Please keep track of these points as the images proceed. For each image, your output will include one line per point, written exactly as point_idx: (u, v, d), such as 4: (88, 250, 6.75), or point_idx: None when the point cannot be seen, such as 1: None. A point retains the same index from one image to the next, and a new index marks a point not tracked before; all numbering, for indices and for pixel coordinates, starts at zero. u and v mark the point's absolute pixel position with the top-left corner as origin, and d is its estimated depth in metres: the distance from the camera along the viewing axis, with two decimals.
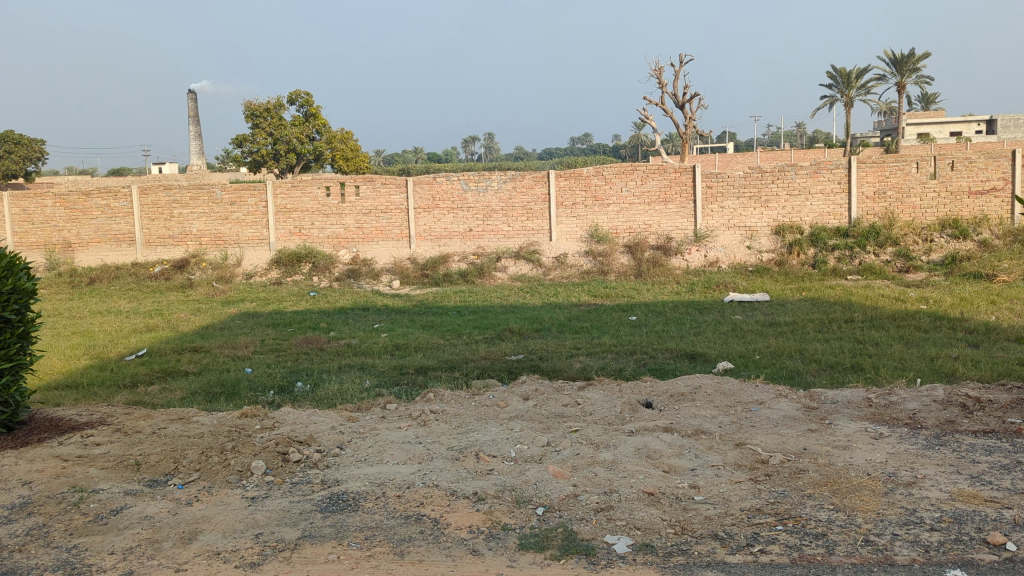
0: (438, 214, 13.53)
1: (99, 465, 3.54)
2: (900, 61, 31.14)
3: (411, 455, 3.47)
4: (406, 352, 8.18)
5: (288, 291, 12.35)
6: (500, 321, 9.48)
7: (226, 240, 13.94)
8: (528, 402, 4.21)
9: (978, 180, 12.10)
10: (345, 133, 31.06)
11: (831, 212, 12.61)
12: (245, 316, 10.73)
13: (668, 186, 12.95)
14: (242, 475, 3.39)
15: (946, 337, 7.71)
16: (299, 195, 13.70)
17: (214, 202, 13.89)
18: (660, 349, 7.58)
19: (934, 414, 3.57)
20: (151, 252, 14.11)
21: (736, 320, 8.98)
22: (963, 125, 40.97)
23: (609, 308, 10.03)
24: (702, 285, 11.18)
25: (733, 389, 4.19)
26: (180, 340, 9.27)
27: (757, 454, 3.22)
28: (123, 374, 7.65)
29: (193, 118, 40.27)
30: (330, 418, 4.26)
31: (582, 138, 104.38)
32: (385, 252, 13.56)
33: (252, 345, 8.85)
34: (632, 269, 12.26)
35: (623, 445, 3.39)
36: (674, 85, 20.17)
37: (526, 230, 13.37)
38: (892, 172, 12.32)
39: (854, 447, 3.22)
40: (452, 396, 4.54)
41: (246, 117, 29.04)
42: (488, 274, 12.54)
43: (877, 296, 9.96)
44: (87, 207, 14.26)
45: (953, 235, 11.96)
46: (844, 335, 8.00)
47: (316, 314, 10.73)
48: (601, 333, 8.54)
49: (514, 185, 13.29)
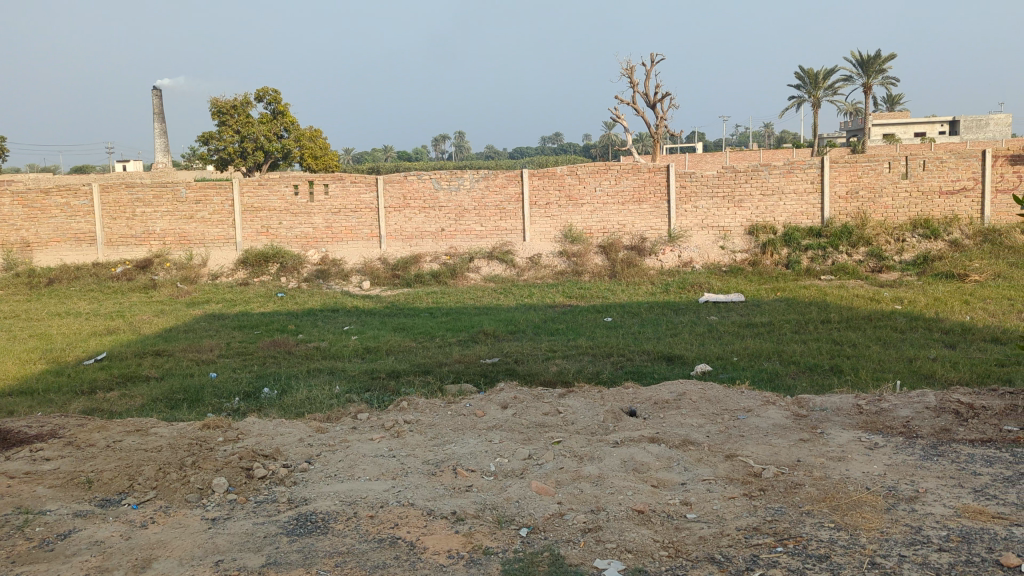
0: (409, 213, 13.29)
1: (48, 483, 3.30)
2: (867, 62, 31.43)
3: (384, 469, 3.28)
4: (378, 355, 7.97)
5: (255, 292, 12.05)
6: (473, 323, 9.28)
7: (190, 240, 13.59)
8: (506, 411, 4.02)
9: (948, 180, 12.13)
10: (314, 131, 30.64)
11: (804, 212, 12.58)
12: (210, 318, 10.42)
13: (642, 186, 12.84)
14: (203, 493, 3.17)
15: (923, 338, 7.66)
16: (266, 194, 13.38)
17: (179, 201, 13.53)
18: (637, 351, 7.44)
19: (929, 422, 3.44)
20: (113, 252, 13.72)
21: (713, 321, 8.89)
22: (928, 125, 41.51)
23: (584, 309, 9.88)
24: (676, 286, 11.09)
25: (719, 396, 4.04)
26: (143, 344, 8.96)
27: (749, 467, 3.07)
28: (81, 379, 7.34)
29: (158, 115, 39.61)
30: (298, 428, 4.04)
31: (554, 137, 104.45)
32: (354, 252, 13.29)
33: (217, 348, 8.57)
34: (606, 270, 12.14)
35: (608, 457, 3.22)
36: (644, 85, 20.13)
37: (499, 230, 13.18)
38: (864, 172, 12.31)
39: (850, 458, 3.08)
40: (426, 404, 4.34)
41: (213, 114, 28.52)
42: (460, 274, 12.34)
43: (852, 296, 9.93)
44: (46, 205, 13.81)
45: (924, 234, 11.99)
46: (822, 336, 7.93)
47: (284, 315, 10.45)
48: (576, 335, 8.38)
49: (486, 184, 13.10)
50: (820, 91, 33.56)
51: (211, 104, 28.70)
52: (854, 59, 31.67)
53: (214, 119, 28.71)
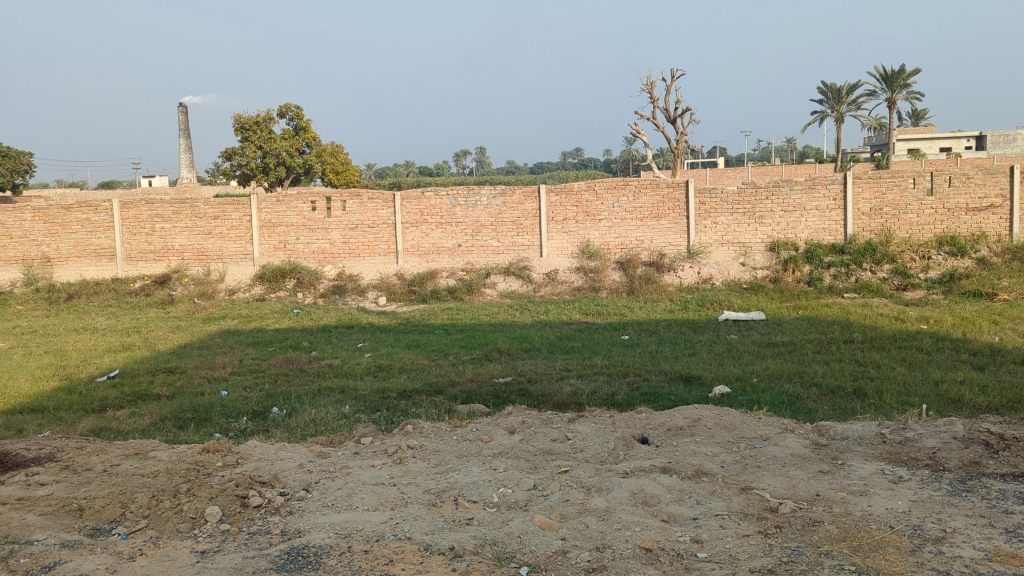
0: (426, 229, 13.22)
1: (39, 510, 3.20)
2: (891, 77, 31.11)
3: (383, 499, 3.15)
4: (390, 374, 7.86)
5: (271, 308, 12.02)
6: (488, 341, 9.16)
7: (208, 255, 13.60)
8: (513, 437, 3.89)
9: (976, 197, 11.88)
10: (335, 146, 30.78)
11: (827, 228, 12.36)
12: (225, 334, 10.37)
13: (661, 202, 12.69)
14: (195, 523, 3.06)
15: (950, 360, 7.45)
16: (283, 209, 13.37)
17: (197, 216, 13.56)
18: (655, 371, 7.28)
19: (956, 454, 3.26)
20: (132, 268, 13.76)
21: (732, 340, 8.70)
22: (953, 140, 40.99)
23: (601, 327, 9.73)
24: (695, 303, 10.90)
25: (735, 423, 3.88)
26: (157, 360, 8.92)
27: (765, 501, 2.91)
28: (92, 397, 7.28)
29: (183, 131, 40.03)
30: (299, 453, 3.93)
31: (574, 153, 104.46)
32: (371, 268, 13.24)
33: (229, 365, 8.50)
34: (624, 286, 11.98)
35: (616, 488, 3.07)
36: (665, 100, 20.00)
37: (516, 246, 13.07)
38: (889, 188, 12.09)
39: (872, 493, 2.91)
40: (432, 428, 4.21)
41: (235, 130, 28.74)
42: (476, 291, 12.23)
43: (876, 315, 9.70)
44: (66, 221, 13.89)
45: (951, 252, 11.73)
46: (844, 357, 7.72)
47: (298, 332, 10.39)
48: (593, 354, 8.22)
49: (504, 200, 13.01)
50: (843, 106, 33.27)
51: (234, 120, 28.93)
52: (878, 73, 31.39)
53: (237, 134, 28.92)
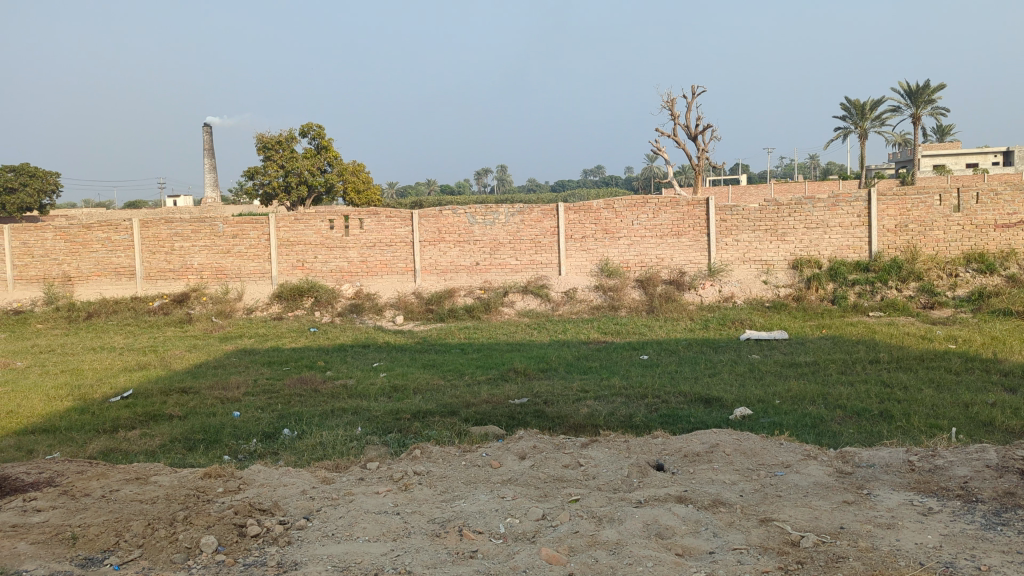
0: (444, 247, 13.14)
1: (31, 539, 3.10)
2: (915, 93, 30.79)
3: (385, 529, 3.03)
4: (405, 394, 7.73)
5: (288, 327, 11.97)
6: (505, 361, 9.03)
7: (227, 274, 13.60)
8: (524, 462, 3.75)
9: (1004, 213, 11.62)
10: (357, 165, 30.91)
11: (851, 245, 12.13)
12: (241, 354, 10.31)
13: (681, 220, 12.54)
14: (190, 554, 2.95)
15: (980, 381, 7.23)
16: (302, 228, 13.37)
17: (216, 235, 13.59)
18: (674, 392, 7.11)
19: (990, 483, 3.08)
20: (151, 286, 13.79)
21: (754, 360, 8.50)
22: (980, 156, 40.46)
23: (620, 346, 9.56)
24: (716, 322, 10.71)
25: (755, 449, 3.72)
26: (171, 380, 8.87)
27: (786, 534, 2.75)
28: (105, 417, 7.22)
29: (208, 151, 40.48)
30: (304, 478, 3.81)
31: (595, 170, 104.41)
32: (389, 286, 13.16)
33: (243, 385, 8.43)
34: (644, 305, 11.82)
35: (629, 519, 2.92)
36: (686, 117, 19.90)
37: (534, 264, 12.94)
38: (914, 205, 11.86)
39: (901, 526, 2.74)
40: (441, 452, 4.08)
41: (258, 150, 28.98)
42: (494, 309, 12.12)
43: (903, 335, 9.46)
44: (87, 240, 13.97)
45: (979, 269, 11.46)
46: (870, 378, 7.52)
47: (314, 351, 10.31)
48: (610, 374, 8.06)
49: (522, 218, 12.92)
50: (867, 122, 32.97)
51: (257, 139, 29.18)
52: (902, 89, 31.10)
53: (260, 154, 29.15)
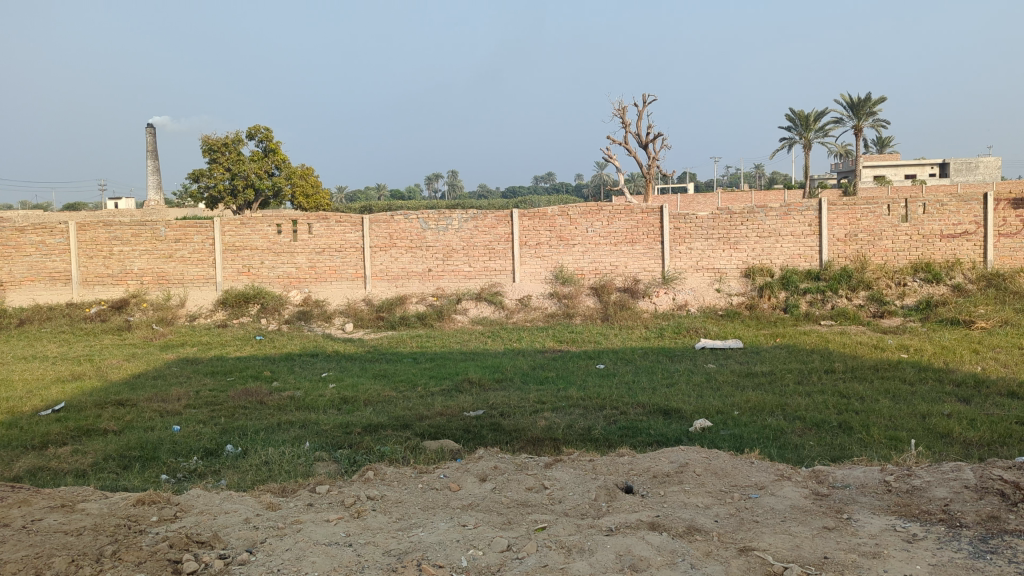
0: (395, 253, 12.84)
1: None
2: (857, 105, 31.44)
3: (337, 562, 2.78)
4: (355, 406, 7.45)
5: (233, 335, 11.55)
6: (458, 370, 8.79)
7: (169, 279, 13.10)
8: (485, 485, 3.53)
9: (950, 224, 11.80)
10: (306, 168, 30.33)
11: (802, 254, 12.19)
12: (182, 363, 9.88)
13: (635, 227, 12.46)
14: None
15: (935, 392, 7.23)
16: (248, 233, 12.94)
17: (158, 239, 13.08)
18: (632, 403, 6.96)
19: (972, 506, 2.98)
20: (88, 292, 13.21)
21: (711, 370, 8.41)
22: (918, 167, 41.55)
23: (576, 356, 9.40)
24: (671, 330, 10.63)
25: (727, 469, 3.56)
26: (107, 391, 8.42)
27: (767, 566, 2.58)
28: (34, 432, 6.78)
29: (152, 152, 39.37)
30: (247, 504, 3.52)
31: (546, 176, 104.72)
32: (338, 293, 12.82)
33: (185, 397, 8.03)
34: (598, 313, 11.70)
35: (601, 549, 2.73)
36: (637, 124, 19.94)
37: (488, 271, 12.73)
38: (863, 215, 11.98)
39: (886, 555, 2.60)
40: (396, 473, 3.83)
41: (204, 152, 28.29)
42: (447, 317, 11.88)
43: (855, 344, 9.49)
44: (20, 243, 13.34)
45: (926, 279, 11.61)
46: (826, 388, 7.47)
47: (260, 360, 9.94)
48: (567, 384, 7.88)
49: (475, 224, 12.69)
50: (811, 132, 33.60)
51: (202, 141, 28.47)
52: (845, 101, 31.79)
53: (205, 156, 28.44)
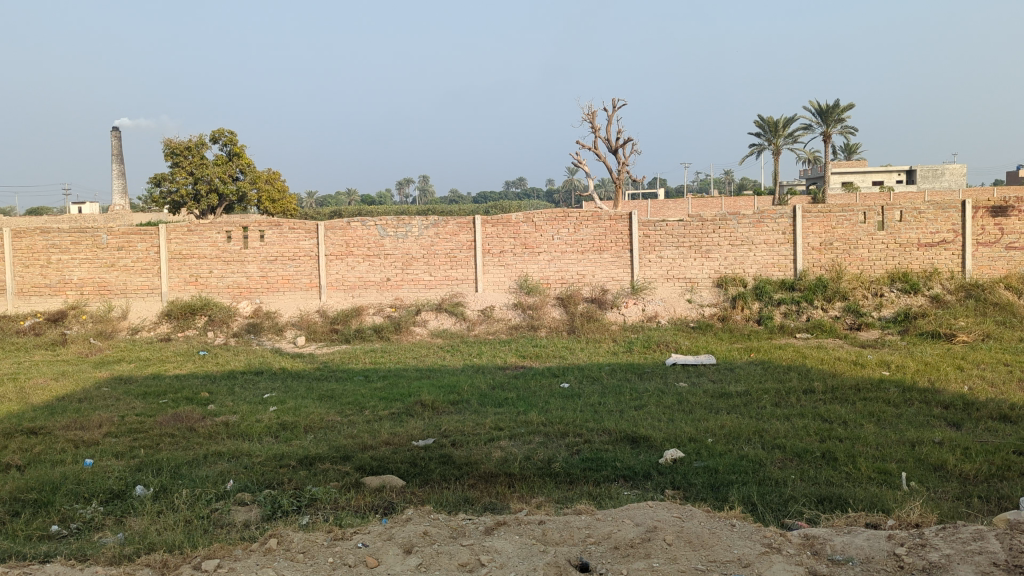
0: (352, 261, 12.12)
1: None
2: (826, 112, 31.29)
3: None
4: (294, 434, 6.74)
5: (174, 349, 10.75)
6: (411, 391, 8.11)
7: (111, 290, 12.26)
8: (409, 560, 2.89)
9: (927, 232, 11.34)
10: (272, 173, 29.41)
11: (776, 263, 11.66)
12: (114, 383, 9.06)
13: (603, 235, 11.87)
14: None
15: (922, 415, 6.71)
16: (195, 240, 12.17)
17: (99, 247, 12.24)
18: (598, 429, 6.33)
19: None
20: (23, 303, 12.35)
21: (682, 389, 7.83)
22: (886, 174, 41.54)
23: (540, 373, 8.75)
24: (641, 344, 10.04)
25: (704, 537, 2.97)
26: (23, 417, 7.55)
27: None
28: None
29: (114, 156, 38.30)
30: None
31: (517, 182, 104.00)
32: (291, 304, 12.09)
33: (108, 423, 7.21)
34: (565, 325, 11.09)
35: None
36: (607, 130, 19.42)
37: (449, 280, 12.06)
38: (839, 222, 11.49)
39: None
40: (305, 541, 3.16)
41: (166, 155, 27.36)
42: (405, 329, 11.20)
43: (834, 359, 8.95)
44: None
45: (903, 289, 11.17)
46: (806, 411, 6.93)
47: (199, 379, 9.15)
48: (528, 407, 7.23)
49: (436, 231, 12.03)
50: (779, 138, 33.38)
51: (164, 143, 27.54)
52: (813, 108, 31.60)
53: (167, 159, 27.45)
